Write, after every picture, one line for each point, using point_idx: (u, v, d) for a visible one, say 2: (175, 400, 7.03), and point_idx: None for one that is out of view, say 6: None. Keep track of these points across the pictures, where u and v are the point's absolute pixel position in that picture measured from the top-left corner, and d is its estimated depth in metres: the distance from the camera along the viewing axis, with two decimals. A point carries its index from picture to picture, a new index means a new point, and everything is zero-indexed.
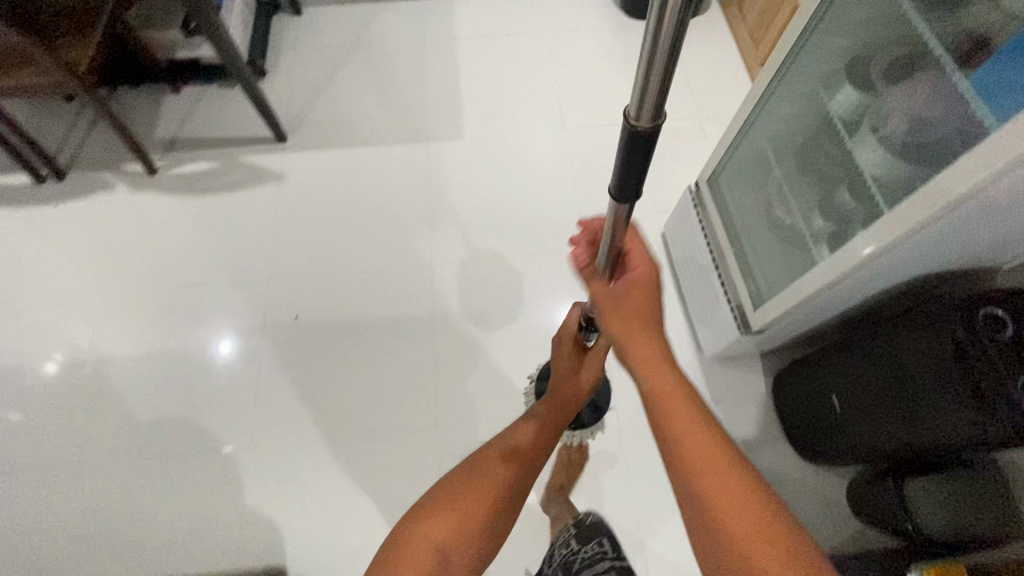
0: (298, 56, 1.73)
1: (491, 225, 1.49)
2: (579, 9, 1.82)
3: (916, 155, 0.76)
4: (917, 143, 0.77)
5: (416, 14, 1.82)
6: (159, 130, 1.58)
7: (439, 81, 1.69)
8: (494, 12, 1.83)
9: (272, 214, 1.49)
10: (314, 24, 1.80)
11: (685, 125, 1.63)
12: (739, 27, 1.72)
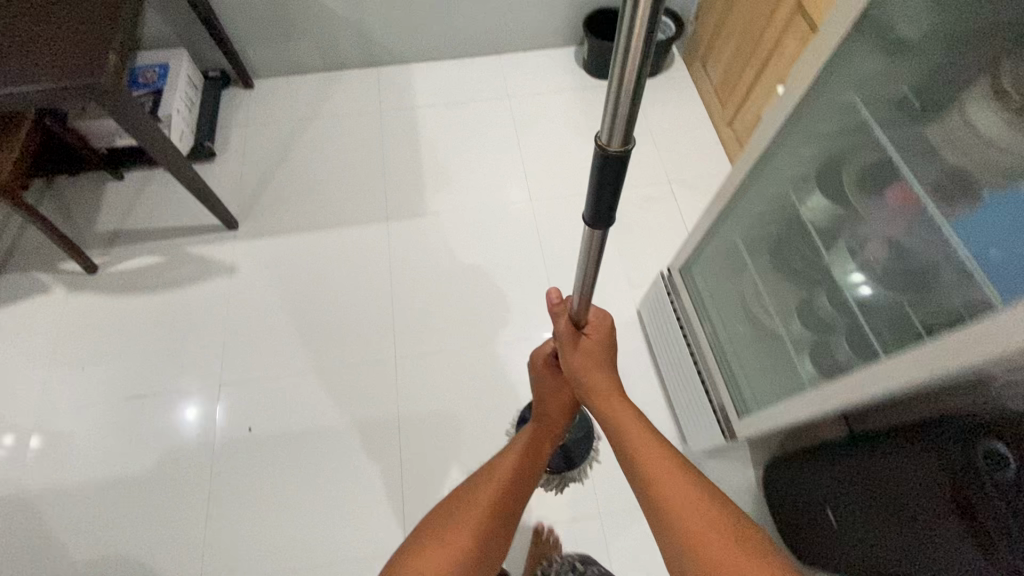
0: (251, 133, 1.66)
1: (460, 306, 1.42)
2: (540, 72, 1.79)
3: (902, 284, 0.72)
4: (901, 272, 0.72)
5: (373, 83, 1.76)
6: (99, 224, 1.48)
7: (400, 153, 1.63)
8: (454, 77, 1.78)
9: (223, 310, 1.39)
10: (268, 96, 1.73)
11: (655, 188, 1.58)
12: (703, 85, 1.69)
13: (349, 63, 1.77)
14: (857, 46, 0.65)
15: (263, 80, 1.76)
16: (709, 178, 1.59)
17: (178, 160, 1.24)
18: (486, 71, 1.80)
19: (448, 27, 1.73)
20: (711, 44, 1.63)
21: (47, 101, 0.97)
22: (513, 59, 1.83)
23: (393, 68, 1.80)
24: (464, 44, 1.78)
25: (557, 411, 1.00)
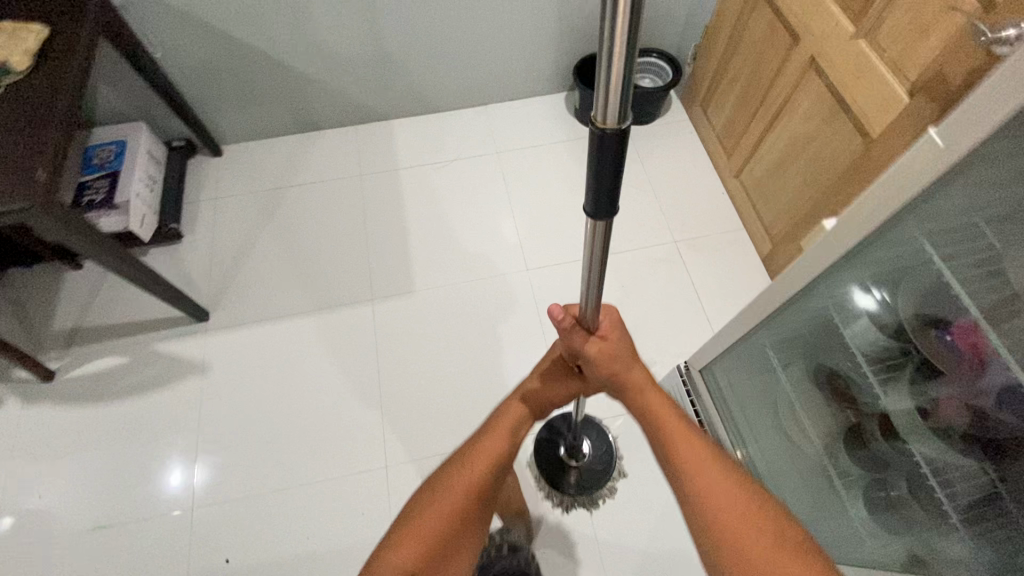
0: (221, 206, 1.53)
1: (455, 396, 1.30)
2: (530, 123, 1.68)
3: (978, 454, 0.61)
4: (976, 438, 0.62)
5: (352, 143, 1.64)
6: (55, 321, 1.35)
7: (384, 222, 1.51)
8: (439, 132, 1.66)
9: (195, 417, 1.26)
10: (239, 164, 1.61)
11: (660, 248, 1.47)
12: (705, 130, 1.57)
13: (325, 122, 1.65)
14: (940, 192, 0.55)
15: (233, 145, 1.63)
16: (718, 234, 1.47)
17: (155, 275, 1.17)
18: (472, 124, 1.68)
19: (429, 80, 1.61)
20: (712, 89, 1.51)
21: (14, 221, 0.87)
22: (500, 108, 1.71)
23: (373, 125, 1.68)
24: (447, 96, 1.66)
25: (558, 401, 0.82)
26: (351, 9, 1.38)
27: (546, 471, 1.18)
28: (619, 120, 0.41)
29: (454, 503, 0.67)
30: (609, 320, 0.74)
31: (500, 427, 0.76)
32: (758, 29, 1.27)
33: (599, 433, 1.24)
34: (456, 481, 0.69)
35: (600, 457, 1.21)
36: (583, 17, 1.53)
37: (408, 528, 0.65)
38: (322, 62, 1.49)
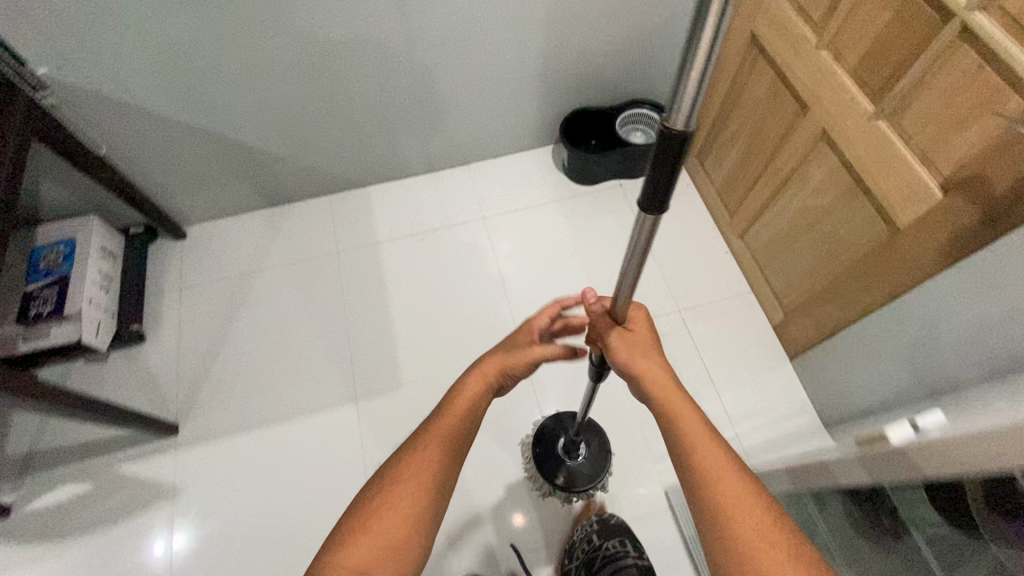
0: (186, 299, 1.41)
1: (454, 503, 1.20)
2: (516, 183, 1.57)
3: None
4: None
5: (326, 215, 1.52)
6: (9, 445, 1.23)
7: (365, 305, 1.40)
8: (419, 197, 1.55)
9: (165, 550, 1.14)
10: (204, 247, 1.48)
11: (664, 319, 1.36)
12: (704, 184, 1.47)
13: (295, 195, 1.52)
14: None
15: (197, 226, 1.51)
16: (725, 300, 1.37)
17: (114, 412, 1.08)
18: (454, 186, 1.57)
19: (404, 144, 1.49)
20: (709, 142, 1.41)
21: None
22: (483, 167, 1.60)
23: (347, 194, 1.55)
24: (425, 158, 1.55)
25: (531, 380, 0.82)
26: (311, 81, 1.26)
27: (540, 461, 1.21)
28: (687, 125, 0.42)
29: (429, 465, 0.70)
30: (638, 314, 0.75)
31: (474, 389, 0.78)
32: (759, 90, 1.16)
33: (601, 446, 1.23)
34: (434, 437, 0.72)
35: (593, 466, 1.21)
36: (566, 71, 1.43)
37: (386, 487, 0.69)
38: (286, 136, 1.37)
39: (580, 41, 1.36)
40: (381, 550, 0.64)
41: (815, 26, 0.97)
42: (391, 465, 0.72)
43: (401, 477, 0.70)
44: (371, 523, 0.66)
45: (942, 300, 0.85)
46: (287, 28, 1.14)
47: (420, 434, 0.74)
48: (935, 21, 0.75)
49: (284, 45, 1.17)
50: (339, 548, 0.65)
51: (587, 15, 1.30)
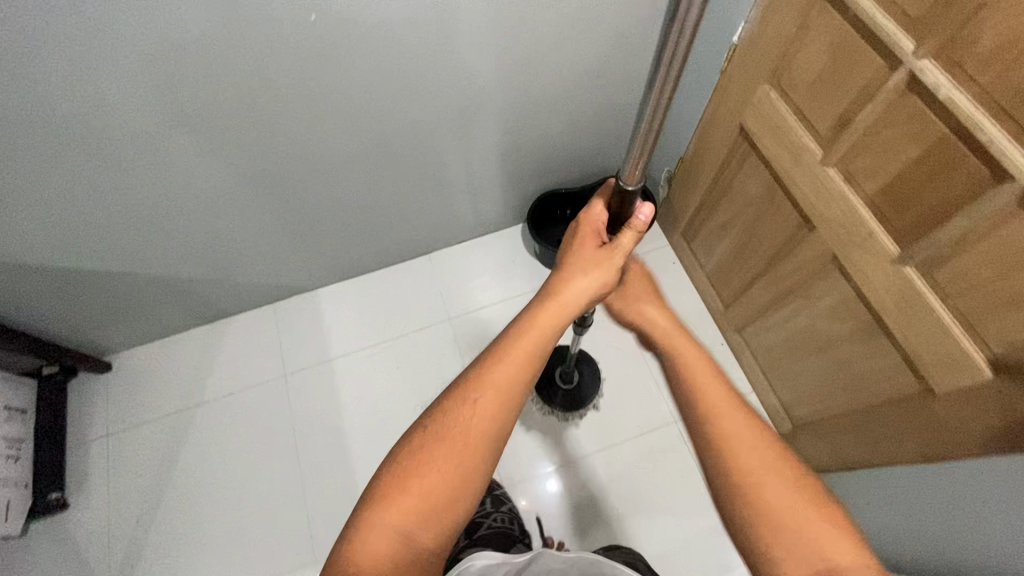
0: (114, 449, 1.22)
1: None
2: (483, 271, 1.40)
3: None
4: None
5: (269, 326, 1.33)
6: None
7: (320, 440, 1.23)
8: (374, 299, 1.36)
9: None
10: (133, 381, 1.28)
11: (661, 433, 1.22)
12: (692, 265, 1.31)
13: (232, 310, 1.33)
14: None
15: (124, 355, 1.31)
16: None
17: None
18: (415, 282, 1.38)
19: (352, 245, 1.30)
20: (695, 225, 1.24)
21: None
22: (445, 256, 1.42)
23: (293, 301, 1.36)
24: (379, 254, 1.36)
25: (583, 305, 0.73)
26: (229, 206, 1.07)
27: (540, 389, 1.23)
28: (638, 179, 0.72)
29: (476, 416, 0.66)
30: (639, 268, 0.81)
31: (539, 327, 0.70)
32: (752, 188, 1.00)
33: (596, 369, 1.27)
34: (486, 386, 0.67)
35: (589, 384, 1.25)
36: (530, 154, 1.24)
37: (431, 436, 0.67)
38: (211, 258, 1.17)
39: (541, 124, 1.18)
40: (423, 508, 0.64)
41: (820, 138, 0.80)
42: (434, 410, 0.69)
43: (443, 430, 0.66)
44: (413, 482, 0.65)
45: (990, 488, 0.70)
46: (187, 163, 0.95)
47: (467, 379, 0.68)
48: (979, 170, 0.60)
49: (188, 179, 0.98)
50: (378, 503, 0.65)
51: (545, 99, 1.12)
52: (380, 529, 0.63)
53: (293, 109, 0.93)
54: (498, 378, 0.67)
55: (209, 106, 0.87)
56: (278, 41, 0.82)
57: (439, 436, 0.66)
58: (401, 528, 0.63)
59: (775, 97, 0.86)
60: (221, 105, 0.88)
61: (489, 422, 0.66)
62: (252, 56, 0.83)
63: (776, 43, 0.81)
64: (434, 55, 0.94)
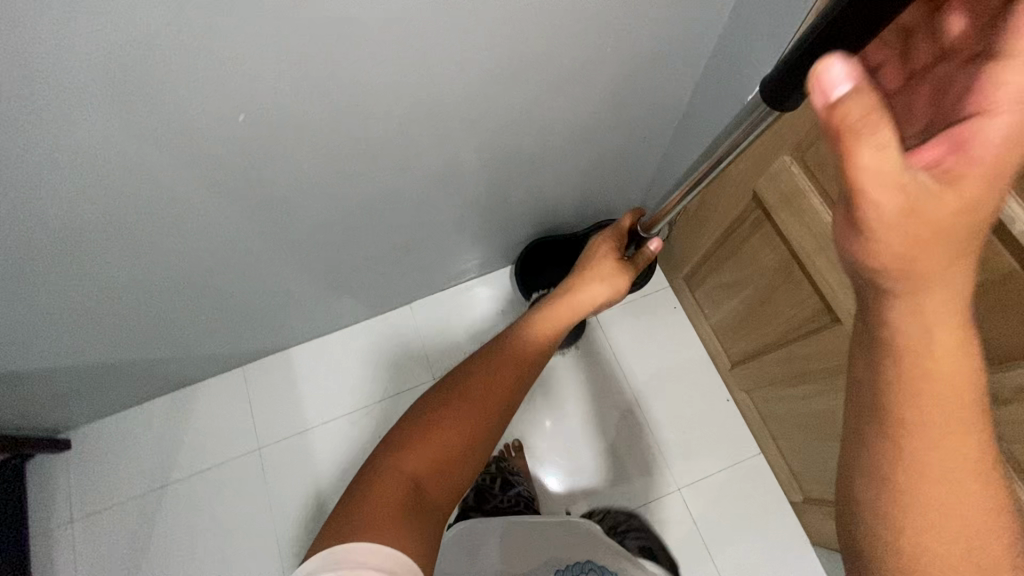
0: (78, 535, 1.12)
1: None
2: (471, 320, 1.29)
3: None
4: None
5: (242, 391, 1.23)
6: None
7: (299, 518, 1.14)
8: (355, 358, 1.27)
9: None
10: (96, 458, 1.18)
11: (661, 500, 1.14)
12: (695, 313, 1.22)
13: (199, 375, 1.22)
14: None
15: (84, 427, 1.21)
16: (730, 469, 1.15)
17: None
18: (396, 336, 1.28)
19: (326, 302, 1.19)
20: (700, 276, 1.14)
21: None
22: (428, 306, 1.31)
23: (263, 361, 1.26)
24: (356, 309, 1.25)
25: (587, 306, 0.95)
26: (181, 281, 0.95)
27: None
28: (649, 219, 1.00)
29: (493, 389, 0.76)
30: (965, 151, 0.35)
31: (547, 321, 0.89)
32: (764, 258, 0.89)
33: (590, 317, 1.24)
34: (503, 364, 0.79)
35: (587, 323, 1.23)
36: (518, 202, 1.11)
37: (451, 396, 0.75)
38: (166, 331, 1.06)
39: (528, 173, 1.04)
40: (439, 458, 0.70)
41: None
42: (455, 376, 0.78)
43: (462, 392, 0.75)
44: (434, 432, 0.71)
45: None
46: (125, 249, 0.82)
47: (490, 351, 0.82)
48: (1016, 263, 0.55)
49: (128, 261, 0.86)
50: (401, 448, 0.71)
51: (533, 150, 0.98)
52: (395, 475, 0.68)
53: (245, 189, 0.80)
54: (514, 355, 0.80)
55: (132, 195, 0.73)
56: (219, 132, 0.69)
57: (460, 400, 0.74)
58: (417, 472, 0.69)
59: (797, 174, 0.74)
60: (145, 193, 0.74)
61: (505, 397, 0.76)
62: (187, 147, 0.69)
63: (803, 115, 0.69)
64: (400, 122, 0.80)
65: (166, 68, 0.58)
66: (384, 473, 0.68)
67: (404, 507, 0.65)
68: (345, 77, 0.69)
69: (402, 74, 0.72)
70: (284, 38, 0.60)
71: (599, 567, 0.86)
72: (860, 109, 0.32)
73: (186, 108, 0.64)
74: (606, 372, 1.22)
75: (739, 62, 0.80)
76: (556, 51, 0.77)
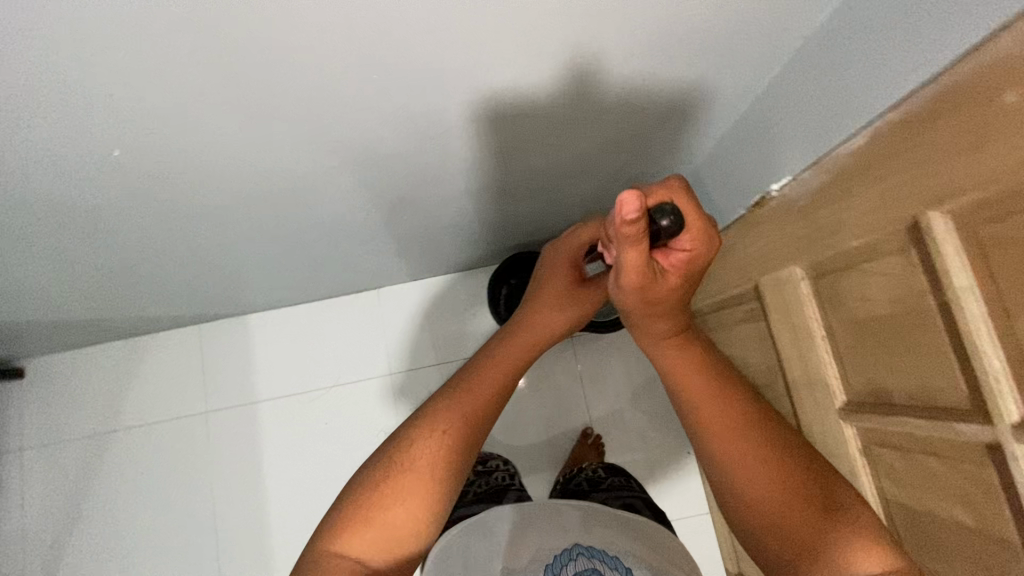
0: (29, 467, 1.14)
1: None
2: (444, 320, 1.22)
3: None
4: None
5: (199, 352, 1.20)
6: None
7: (235, 492, 1.14)
8: (317, 339, 1.21)
9: None
10: (51, 395, 1.17)
11: None
12: None
13: (155, 330, 1.18)
14: None
15: (40, 358, 1.18)
16: (674, 523, 1.13)
17: None
18: (361, 326, 1.22)
19: (290, 288, 1.11)
20: None
21: None
22: (399, 295, 1.23)
23: (221, 324, 1.20)
24: (321, 294, 1.17)
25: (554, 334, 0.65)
26: (113, 271, 0.86)
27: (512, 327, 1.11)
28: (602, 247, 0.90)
29: (453, 438, 0.56)
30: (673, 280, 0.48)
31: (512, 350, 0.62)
32: (752, 350, 0.79)
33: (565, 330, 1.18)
34: (464, 406, 0.58)
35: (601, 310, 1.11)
36: (505, 221, 0.99)
37: (397, 455, 0.55)
38: (114, 302, 0.99)
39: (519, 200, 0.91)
40: (388, 542, 0.53)
41: (846, 384, 0.58)
42: (396, 437, 0.57)
43: (409, 456, 0.55)
44: (380, 510, 0.53)
45: None
46: (38, 246, 0.72)
47: (436, 403, 0.58)
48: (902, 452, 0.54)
49: (45, 255, 0.76)
50: (340, 534, 0.52)
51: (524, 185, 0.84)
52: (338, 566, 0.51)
53: (166, 207, 0.69)
54: (476, 403, 0.58)
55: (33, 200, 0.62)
56: (116, 161, 0.56)
57: (411, 461, 0.55)
58: (367, 559, 0.52)
59: (804, 298, 0.61)
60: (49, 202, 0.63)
61: (471, 441, 0.57)
62: (85, 173, 0.57)
63: (825, 231, 0.54)
64: (354, 159, 0.67)
65: (35, 103, 0.46)
66: (324, 561, 0.51)
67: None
68: (271, 117, 0.54)
69: (343, 113, 0.56)
70: (193, 81, 0.47)
71: (589, 550, 0.68)
72: (639, 235, 0.41)
73: (78, 137, 0.52)
74: (571, 380, 1.19)
75: (759, 153, 0.64)
76: (552, 106, 0.61)
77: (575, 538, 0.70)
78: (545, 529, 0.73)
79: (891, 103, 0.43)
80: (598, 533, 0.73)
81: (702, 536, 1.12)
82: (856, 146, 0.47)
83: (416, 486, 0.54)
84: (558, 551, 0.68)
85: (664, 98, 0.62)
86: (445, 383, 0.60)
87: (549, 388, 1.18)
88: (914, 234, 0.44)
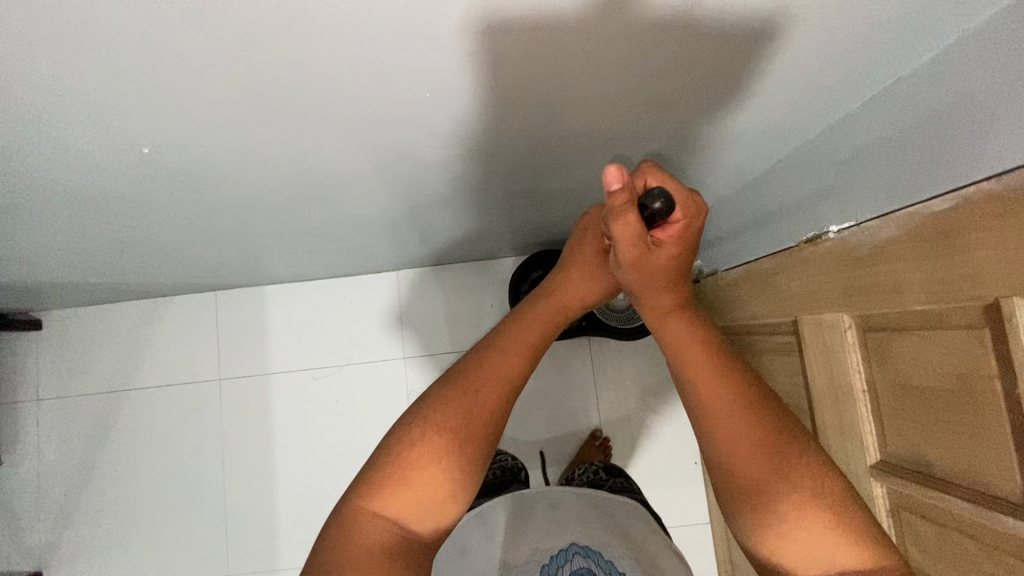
0: (47, 417, 1.16)
1: None
2: (461, 307, 1.21)
3: None
4: None
5: (215, 319, 1.19)
6: None
7: (245, 456, 1.17)
8: (332, 315, 1.20)
9: None
10: (69, 349, 1.18)
11: None
12: None
13: (172, 294, 1.17)
14: None
15: (58, 312, 1.19)
16: (675, 525, 1.14)
17: None
18: (378, 305, 1.20)
19: (310, 265, 1.10)
20: None
21: None
22: (418, 278, 1.21)
23: (238, 292, 1.20)
24: (339, 271, 1.16)
25: (579, 308, 0.60)
26: (134, 242, 0.84)
27: None
28: None
29: (484, 400, 0.55)
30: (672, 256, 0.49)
31: (536, 325, 0.58)
32: (783, 383, 0.77)
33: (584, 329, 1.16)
34: (488, 377, 0.56)
35: (622, 313, 1.09)
36: (535, 218, 0.96)
37: (421, 421, 0.54)
38: (137, 269, 0.98)
39: (552, 201, 0.88)
40: (419, 505, 0.53)
41: (882, 442, 0.56)
42: (422, 403, 0.56)
43: (434, 422, 0.54)
44: (410, 475, 0.53)
45: None
46: (63, 219, 0.71)
47: (459, 372, 0.57)
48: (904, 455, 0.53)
49: (69, 227, 0.74)
50: (375, 494, 0.52)
51: (560, 188, 0.81)
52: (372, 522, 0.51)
53: (197, 189, 0.66)
54: (501, 374, 0.56)
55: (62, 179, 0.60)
56: (156, 146, 0.54)
57: (443, 421, 0.54)
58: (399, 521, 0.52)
59: (848, 346, 0.59)
60: (78, 182, 0.61)
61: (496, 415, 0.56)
62: (122, 155, 0.55)
63: (883, 288, 0.51)
64: (392, 155, 0.63)
65: (81, 92, 0.44)
66: (357, 517, 0.52)
67: (391, 555, 0.50)
68: (318, 113, 0.51)
69: (386, 114, 0.53)
70: (243, 78, 0.44)
71: (585, 550, 0.65)
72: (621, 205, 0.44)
73: (116, 125, 0.49)
74: (584, 377, 1.18)
75: (826, 186, 0.60)
76: (608, 123, 0.57)
77: (572, 535, 0.66)
78: (542, 527, 0.69)
79: (993, 174, 0.39)
80: (594, 529, 0.68)
81: (701, 541, 1.13)
82: (938, 209, 0.43)
83: (441, 453, 0.53)
84: (555, 549, 0.65)
85: (727, 122, 0.58)
86: (467, 352, 0.59)
87: (562, 383, 1.17)
88: (990, 315, 0.41)
